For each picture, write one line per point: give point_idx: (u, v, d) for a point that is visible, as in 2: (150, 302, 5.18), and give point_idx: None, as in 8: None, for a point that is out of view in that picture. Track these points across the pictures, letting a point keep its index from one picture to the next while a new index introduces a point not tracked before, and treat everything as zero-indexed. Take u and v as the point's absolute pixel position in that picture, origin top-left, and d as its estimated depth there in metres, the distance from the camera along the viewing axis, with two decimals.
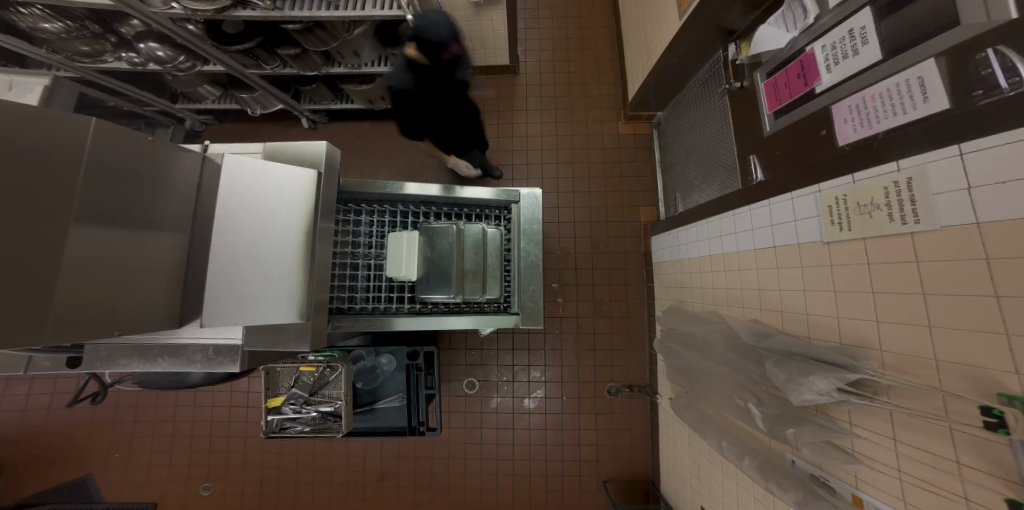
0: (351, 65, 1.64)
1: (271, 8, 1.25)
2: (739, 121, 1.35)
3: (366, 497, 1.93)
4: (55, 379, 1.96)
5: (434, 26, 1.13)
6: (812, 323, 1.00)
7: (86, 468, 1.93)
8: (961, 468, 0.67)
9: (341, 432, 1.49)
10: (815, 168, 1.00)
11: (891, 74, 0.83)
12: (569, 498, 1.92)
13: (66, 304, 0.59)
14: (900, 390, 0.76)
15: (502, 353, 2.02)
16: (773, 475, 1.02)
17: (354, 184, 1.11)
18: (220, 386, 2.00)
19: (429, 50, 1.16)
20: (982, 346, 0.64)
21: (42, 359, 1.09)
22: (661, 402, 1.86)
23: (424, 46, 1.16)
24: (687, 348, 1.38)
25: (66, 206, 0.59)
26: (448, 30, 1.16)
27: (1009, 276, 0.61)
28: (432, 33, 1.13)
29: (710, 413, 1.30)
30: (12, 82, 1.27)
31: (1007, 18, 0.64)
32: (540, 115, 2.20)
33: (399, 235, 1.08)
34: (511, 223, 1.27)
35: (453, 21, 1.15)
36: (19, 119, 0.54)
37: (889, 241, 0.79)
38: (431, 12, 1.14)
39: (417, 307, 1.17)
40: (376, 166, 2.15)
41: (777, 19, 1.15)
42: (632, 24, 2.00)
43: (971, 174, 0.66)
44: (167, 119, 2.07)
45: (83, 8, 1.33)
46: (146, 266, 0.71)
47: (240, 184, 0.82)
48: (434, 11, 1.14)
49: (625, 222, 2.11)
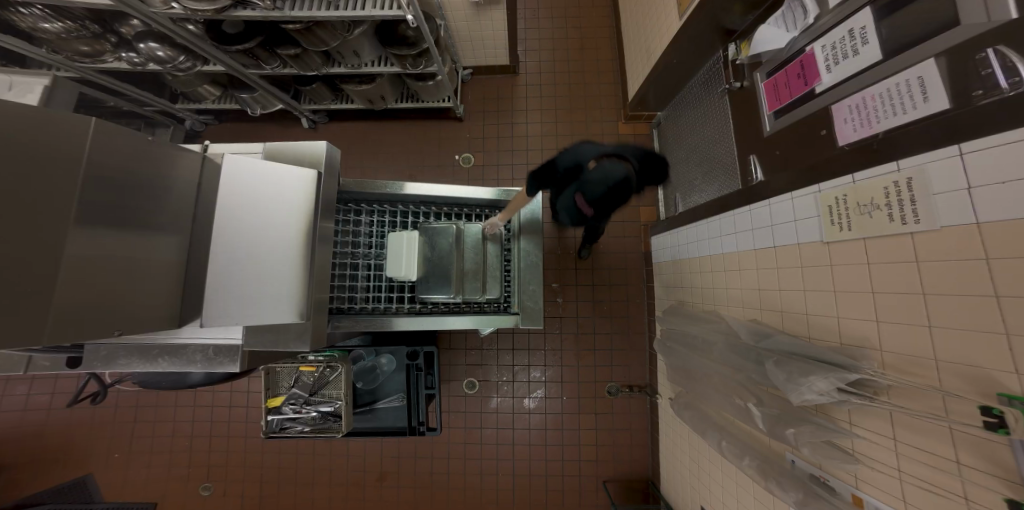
0: (351, 65, 1.64)
1: (271, 8, 1.25)
2: (739, 121, 1.35)
3: (365, 496, 1.93)
4: (55, 378, 1.96)
5: (597, 180, 1.03)
6: (811, 323, 1.00)
7: (86, 468, 1.93)
8: (961, 469, 0.67)
9: (342, 432, 1.49)
10: (815, 168, 1.00)
11: (891, 74, 0.83)
12: (569, 497, 1.93)
13: (70, 303, 0.60)
14: (901, 391, 0.76)
15: (502, 353, 2.02)
16: (773, 475, 1.02)
17: (353, 183, 1.10)
18: (220, 386, 2.00)
19: (582, 184, 1.06)
20: (981, 345, 0.64)
21: (42, 359, 1.08)
22: (661, 402, 1.86)
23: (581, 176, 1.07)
24: (687, 348, 1.38)
25: (67, 205, 0.59)
26: (604, 195, 1.05)
27: (1010, 276, 0.61)
28: (593, 181, 1.03)
29: (710, 413, 1.30)
30: (12, 82, 1.17)
31: (1007, 17, 0.64)
32: (541, 115, 2.20)
33: (399, 235, 1.08)
34: (511, 230, 1.26)
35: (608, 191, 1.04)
36: (19, 119, 0.54)
37: (889, 241, 0.79)
38: (617, 171, 1.02)
39: (417, 307, 1.18)
40: (376, 166, 2.15)
41: (777, 19, 1.15)
42: (632, 24, 2.00)
43: (972, 174, 0.66)
44: (167, 118, 2.07)
45: (83, 8, 1.33)
46: (148, 266, 0.71)
47: (240, 184, 0.82)
48: (617, 175, 1.02)
49: (625, 222, 2.11)
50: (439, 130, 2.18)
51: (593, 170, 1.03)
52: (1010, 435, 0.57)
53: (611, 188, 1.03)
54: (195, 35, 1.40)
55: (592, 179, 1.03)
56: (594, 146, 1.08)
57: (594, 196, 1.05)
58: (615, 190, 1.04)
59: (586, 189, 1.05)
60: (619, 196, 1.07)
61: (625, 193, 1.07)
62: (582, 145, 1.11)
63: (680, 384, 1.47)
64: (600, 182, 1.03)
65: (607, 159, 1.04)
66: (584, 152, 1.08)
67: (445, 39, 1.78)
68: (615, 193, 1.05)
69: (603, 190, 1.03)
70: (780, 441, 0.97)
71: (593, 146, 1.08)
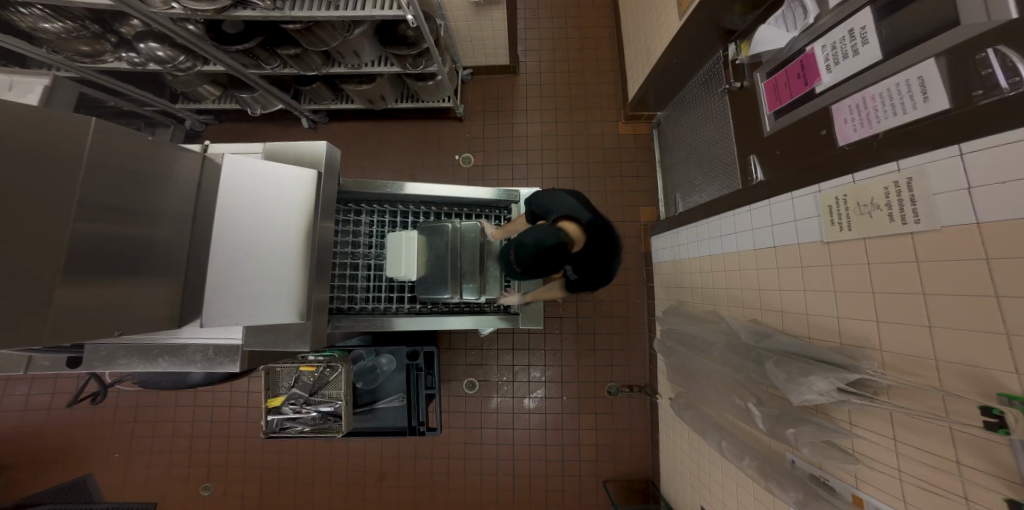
0: (351, 65, 1.64)
1: (271, 8, 1.25)
2: (739, 122, 1.35)
3: (365, 496, 1.93)
4: (55, 378, 1.96)
5: (530, 239, 1.01)
6: (812, 323, 1.00)
7: (85, 469, 1.93)
8: (961, 468, 0.67)
9: (342, 432, 1.49)
10: (815, 168, 1.00)
11: (891, 75, 0.83)
12: (569, 497, 1.93)
13: (71, 302, 0.60)
14: (901, 391, 0.76)
15: (502, 353, 2.02)
16: (773, 475, 1.02)
17: (353, 183, 1.10)
18: (220, 386, 2.00)
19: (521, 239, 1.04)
20: (981, 345, 0.64)
21: (42, 359, 1.08)
22: (661, 402, 1.86)
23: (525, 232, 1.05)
24: (686, 348, 1.39)
25: (66, 207, 0.59)
26: (534, 256, 1.01)
27: (1009, 276, 0.61)
28: (528, 239, 1.01)
29: (710, 413, 1.30)
30: (11, 82, 1.17)
31: (1007, 18, 0.64)
32: (541, 115, 2.20)
33: (399, 236, 1.09)
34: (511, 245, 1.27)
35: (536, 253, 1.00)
36: (19, 119, 0.54)
37: (890, 241, 0.79)
38: (550, 236, 1.00)
39: (417, 307, 1.19)
40: (376, 166, 2.16)
41: (777, 19, 1.14)
42: (632, 24, 2.00)
43: (971, 174, 0.66)
44: (167, 118, 2.06)
45: (83, 8, 1.33)
46: (148, 265, 0.71)
47: (240, 184, 0.82)
48: (550, 239, 1.00)
49: (625, 221, 2.11)
50: (439, 130, 2.18)
51: (531, 230, 1.02)
52: (1010, 435, 0.57)
53: (540, 250, 1.00)
54: (195, 35, 1.40)
55: (529, 236, 1.01)
56: (573, 198, 1.11)
57: (525, 254, 1.02)
58: (543, 255, 1.00)
59: (519, 245, 1.03)
60: (551, 264, 1.03)
61: (557, 263, 1.03)
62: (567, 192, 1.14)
63: (680, 384, 1.47)
64: (533, 241, 1.01)
65: (563, 219, 1.06)
66: (559, 200, 1.10)
67: (445, 39, 1.78)
68: (543, 258, 1.01)
69: (531, 252, 1.00)
70: (780, 441, 0.97)
71: (573, 198, 1.11)
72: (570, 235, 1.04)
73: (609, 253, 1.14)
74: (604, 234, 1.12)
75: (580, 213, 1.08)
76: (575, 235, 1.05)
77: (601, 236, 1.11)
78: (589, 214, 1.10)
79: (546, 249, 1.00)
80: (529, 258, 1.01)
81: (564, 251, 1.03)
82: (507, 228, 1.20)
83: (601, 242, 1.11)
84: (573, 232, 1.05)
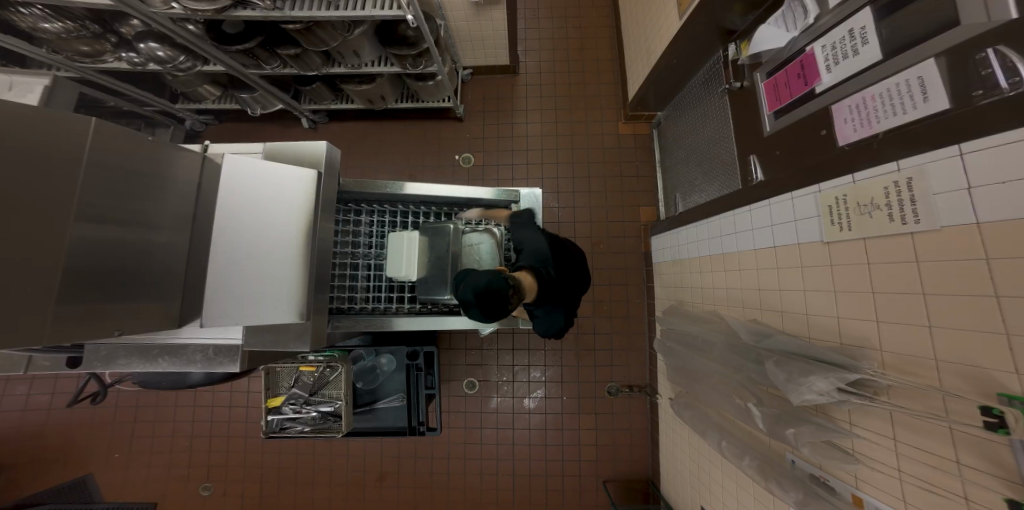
0: (351, 65, 1.64)
1: (271, 8, 1.25)
2: (739, 122, 1.35)
3: (365, 496, 1.93)
4: (55, 378, 1.96)
5: (479, 283, 0.84)
6: (811, 323, 1.00)
7: (85, 469, 1.93)
8: (961, 468, 0.67)
9: (342, 432, 1.49)
10: (815, 168, 1.00)
11: (890, 75, 0.83)
12: (569, 497, 1.93)
13: (72, 303, 0.60)
14: (901, 391, 0.76)
15: (502, 353, 2.02)
16: (773, 475, 1.02)
17: (353, 183, 1.10)
18: (220, 386, 2.00)
19: (471, 281, 0.86)
20: (981, 345, 0.64)
21: (42, 359, 1.08)
22: (661, 402, 1.86)
23: (478, 275, 0.87)
24: (686, 348, 1.39)
25: (65, 206, 0.59)
26: (476, 304, 0.84)
27: (1009, 276, 0.61)
28: (476, 283, 0.84)
29: (710, 413, 1.30)
30: (11, 82, 1.17)
31: (1007, 18, 0.64)
32: (541, 114, 2.20)
33: (400, 237, 1.09)
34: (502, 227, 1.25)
35: (482, 302, 0.83)
36: (18, 119, 0.54)
37: (890, 241, 0.79)
38: (501, 285, 0.84)
39: (417, 307, 1.18)
40: (376, 166, 2.16)
41: (777, 19, 1.15)
42: (632, 24, 2.00)
43: (971, 174, 0.67)
44: (167, 119, 2.06)
45: (83, 8, 1.33)
46: (149, 265, 0.71)
47: (240, 184, 0.82)
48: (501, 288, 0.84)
49: (625, 221, 2.11)
50: (439, 130, 2.19)
51: (482, 273, 0.85)
52: (1010, 435, 0.57)
53: (485, 297, 0.82)
54: (195, 35, 1.40)
55: (479, 279, 0.84)
56: (547, 243, 1.08)
57: (469, 298, 0.84)
58: (484, 302, 0.82)
59: (463, 286, 0.87)
60: (496, 316, 0.86)
61: (497, 317, 0.85)
62: (548, 237, 1.10)
63: (679, 384, 1.47)
64: (479, 285, 0.83)
65: (526, 269, 1.01)
66: (535, 240, 1.08)
67: (445, 39, 1.78)
68: (483, 307, 0.82)
69: (472, 297, 0.83)
70: (779, 441, 0.97)
71: (548, 248, 1.07)
72: (518, 283, 0.91)
73: (561, 310, 1.06)
74: (570, 288, 1.09)
75: (546, 267, 1.03)
76: (525, 288, 0.93)
77: (560, 294, 1.05)
78: (554, 271, 1.04)
79: (493, 297, 0.82)
80: (469, 303, 0.85)
81: (510, 303, 0.86)
82: (490, 213, 1.21)
83: (557, 301, 1.04)
84: (527, 284, 0.95)
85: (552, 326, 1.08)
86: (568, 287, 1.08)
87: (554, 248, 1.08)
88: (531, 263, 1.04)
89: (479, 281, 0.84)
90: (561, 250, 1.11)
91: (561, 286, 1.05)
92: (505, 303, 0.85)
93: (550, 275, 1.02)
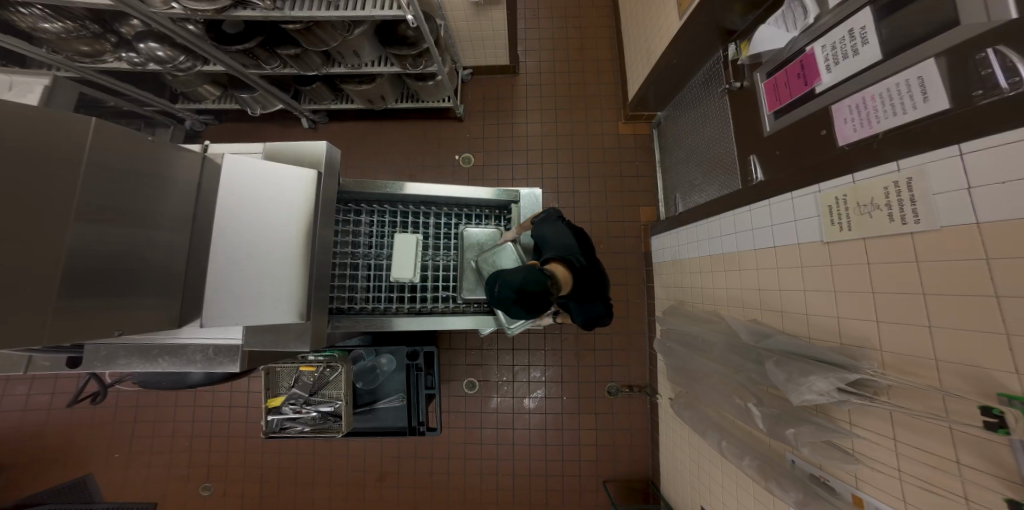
0: (351, 65, 1.64)
1: (271, 8, 1.25)
2: (738, 122, 1.35)
3: (365, 496, 1.93)
4: (55, 378, 1.96)
5: (515, 282, 0.83)
6: (811, 323, 1.00)
7: (85, 470, 1.92)
8: (961, 468, 0.67)
9: (342, 432, 1.49)
10: (816, 168, 0.99)
11: (891, 75, 0.83)
12: (569, 497, 1.93)
13: (70, 303, 0.60)
14: (901, 391, 0.76)
15: (502, 353, 2.02)
16: (773, 475, 1.02)
17: (353, 183, 1.11)
18: (220, 386, 2.00)
19: (506, 280, 0.85)
20: (981, 345, 0.64)
21: (42, 359, 1.08)
22: (661, 402, 1.86)
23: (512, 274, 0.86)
24: (686, 348, 1.39)
25: (66, 206, 0.59)
26: (517, 301, 0.83)
27: (1009, 277, 0.61)
28: (512, 281, 0.84)
29: (710, 413, 1.31)
30: (12, 82, 1.16)
31: (1007, 18, 0.64)
32: (540, 115, 2.20)
33: (414, 237, 1.10)
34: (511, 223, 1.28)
35: (524, 299, 0.82)
36: (18, 119, 0.54)
37: (890, 241, 0.79)
38: (538, 278, 0.84)
39: (417, 307, 1.17)
40: (375, 166, 2.16)
41: (777, 19, 1.15)
42: (632, 24, 2.00)
43: (971, 175, 0.67)
44: (167, 118, 2.07)
45: (83, 8, 1.33)
46: (148, 267, 0.71)
47: (241, 184, 0.82)
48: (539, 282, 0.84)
49: (625, 221, 2.11)
50: (439, 130, 2.18)
51: (515, 271, 0.85)
52: (1010, 435, 0.57)
53: (526, 294, 0.82)
54: (195, 35, 1.40)
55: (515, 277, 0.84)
56: (570, 233, 1.06)
57: (507, 297, 0.84)
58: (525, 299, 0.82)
59: (499, 287, 0.86)
60: (538, 310, 0.86)
61: (539, 311, 0.84)
62: (571, 229, 1.08)
63: (679, 384, 1.47)
64: (516, 283, 0.83)
65: (556, 260, 0.98)
66: (557, 233, 1.06)
67: (445, 39, 1.78)
68: (525, 303, 0.83)
69: (512, 295, 0.83)
70: (779, 441, 0.97)
71: (574, 240, 1.05)
72: (553, 274, 0.91)
73: (595, 301, 1.07)
74: (597, 279, 1.08)
75: (575, 257, 1.01)
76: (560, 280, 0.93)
77: (590, 285, 1.05)
78: (583, 259, 1.04)
79: (532, 292, 0.82)
80: (509, 302, 0.84)
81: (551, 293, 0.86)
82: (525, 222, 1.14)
83: (585, 291, 1.04)
84: (560, 276, 0.95)
85: (590, 315, 1.07)
86: (596, 280, 1.08)
87: (579, 240, 1.07)
88: (558, 255, 1.01)
89: (517, 279, 0.83)
90: (585, 245, 1.09)
91: (589, 277, 1.05)
92: (545, 296, 0.85)
93: (578, 263, 1.01)
